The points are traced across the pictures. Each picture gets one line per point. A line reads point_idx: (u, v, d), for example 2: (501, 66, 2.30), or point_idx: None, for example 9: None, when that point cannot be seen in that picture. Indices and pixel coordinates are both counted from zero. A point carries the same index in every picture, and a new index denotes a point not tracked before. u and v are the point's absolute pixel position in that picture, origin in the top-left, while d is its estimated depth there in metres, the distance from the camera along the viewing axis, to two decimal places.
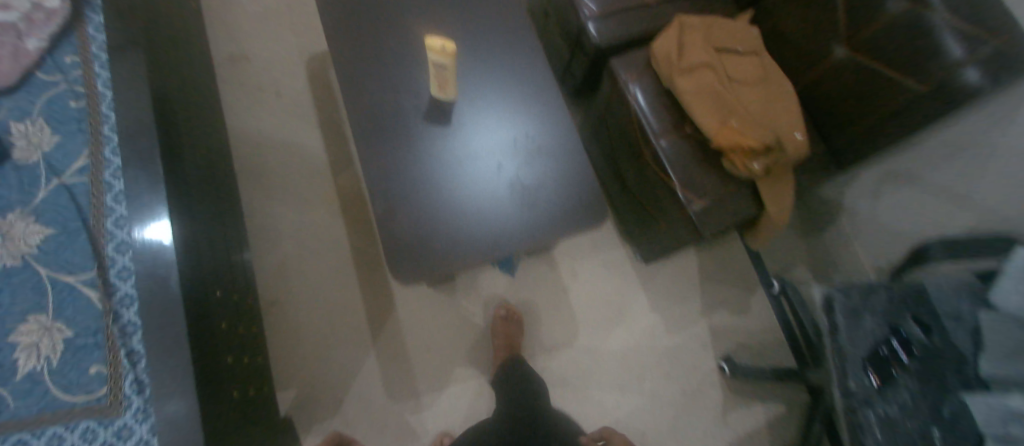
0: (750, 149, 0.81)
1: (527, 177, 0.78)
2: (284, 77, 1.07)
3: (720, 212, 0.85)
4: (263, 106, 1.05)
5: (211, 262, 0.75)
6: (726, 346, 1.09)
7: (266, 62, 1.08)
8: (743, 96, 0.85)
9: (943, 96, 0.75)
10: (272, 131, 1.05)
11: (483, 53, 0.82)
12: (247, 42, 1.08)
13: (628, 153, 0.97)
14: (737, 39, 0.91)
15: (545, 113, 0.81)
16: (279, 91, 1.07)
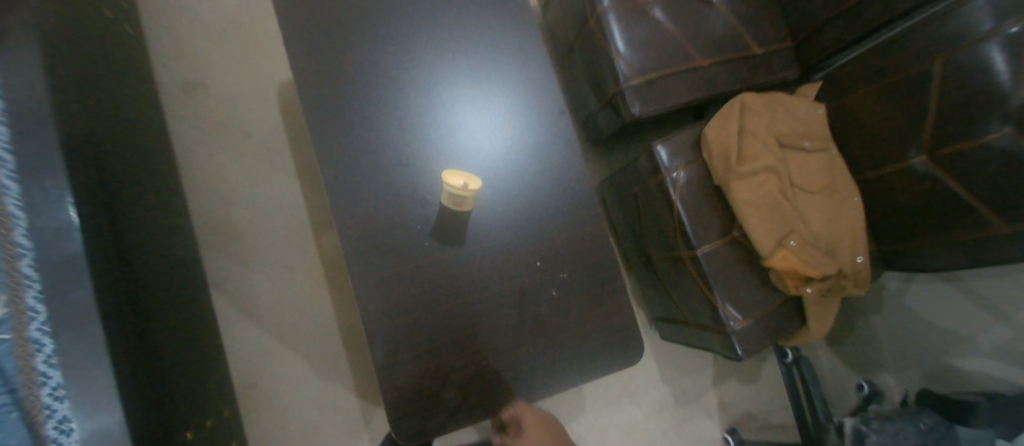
0: (806, 274, 0.71)
1: (553, 285, 0.67)
2: (252, 112, 0.93)
3: (761, 331, 0.76)
4: (228, 148, 0.92)
5: (179, 382, 0.64)
6: (736, 416, 1.04)
7: (232, 94, 0.93)
8: (805, 208, 0.75)
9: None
10: (240, 180, 0.92)
11: (506, 143, 0.68)
12: (210, 70, 0.92)
13: (658, 240, 0.85)
14: (801, 130, 0.79)
15: (574, 221, 0.69)
16: (246, 130, 0.93)
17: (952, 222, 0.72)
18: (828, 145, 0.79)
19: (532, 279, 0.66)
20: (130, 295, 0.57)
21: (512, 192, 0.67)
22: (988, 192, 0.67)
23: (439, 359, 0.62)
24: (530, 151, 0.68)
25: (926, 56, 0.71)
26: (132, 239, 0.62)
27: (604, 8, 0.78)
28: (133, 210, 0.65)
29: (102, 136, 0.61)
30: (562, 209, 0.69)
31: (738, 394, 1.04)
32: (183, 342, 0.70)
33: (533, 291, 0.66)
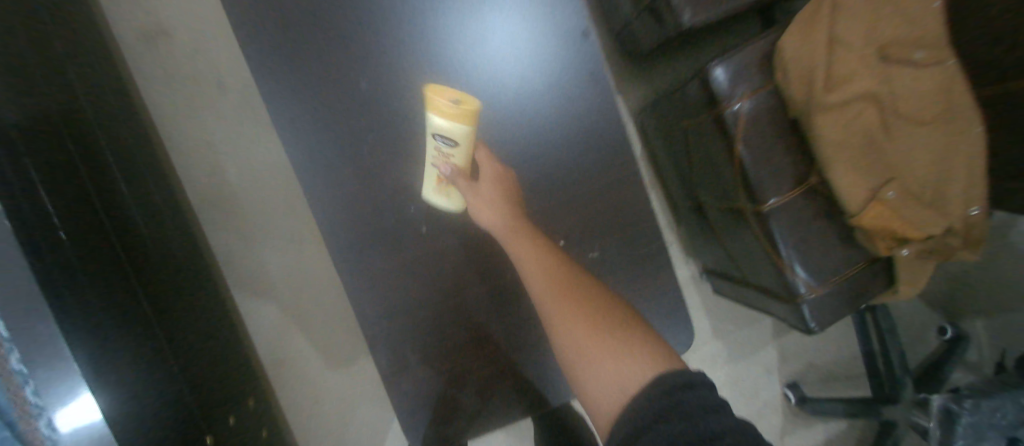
0: (903, 235, 0.57)
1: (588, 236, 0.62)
2: (228, 62, 0.82)
3: (838, 297, 0.64)
4: (208, 106, 0.82)
5: (199, 364, 0.62)
6: (796, 368, 0.94)
7: (200, 40, 0.81)
8: (909, 146, 0.57)
9: None
10: (228, 142, 0.83)
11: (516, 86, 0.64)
12: (169, 13, 0.80)
13: (714, 191, 0.70)
14: (918, 36, 0.57)
15: (597, 162, 0.66)
16: (225, 84, 0.82)
17: None
18: (946, 57, 0.58)
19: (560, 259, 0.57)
20: (132, 285, 0.52)
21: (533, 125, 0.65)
22: None
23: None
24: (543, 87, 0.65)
25: None
26: (123, 224, 0.56)
27: None
28: (119, 189, 0.59)
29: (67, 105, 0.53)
30: (584, 148, 0.66)
31: (800, 344, 0.93)
32: (195, 322, 0.66)
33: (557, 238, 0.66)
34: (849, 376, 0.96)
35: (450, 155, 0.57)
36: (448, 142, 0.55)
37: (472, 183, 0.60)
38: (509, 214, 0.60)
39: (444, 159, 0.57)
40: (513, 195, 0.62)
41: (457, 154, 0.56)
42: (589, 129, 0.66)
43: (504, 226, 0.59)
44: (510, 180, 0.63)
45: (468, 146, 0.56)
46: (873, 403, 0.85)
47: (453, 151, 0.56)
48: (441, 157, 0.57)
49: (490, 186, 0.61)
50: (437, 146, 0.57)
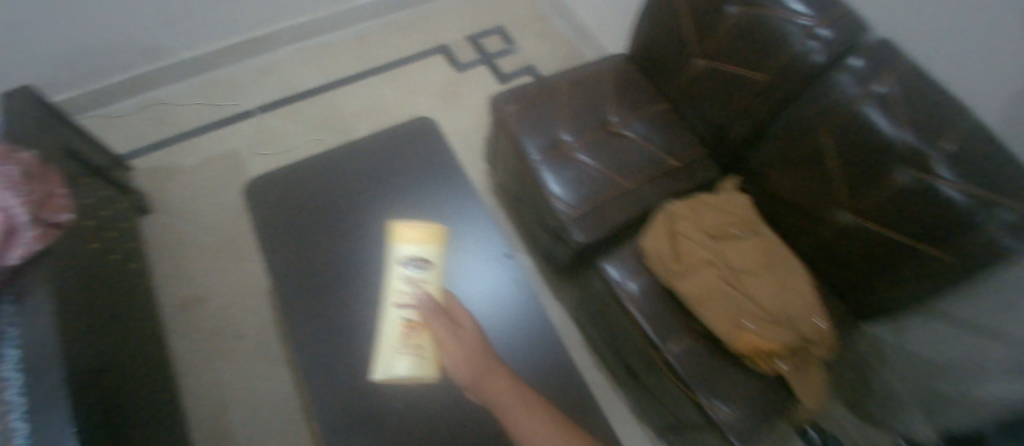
0: (771, 351, 0.76)
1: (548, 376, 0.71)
2: (243, 315, 1.04)
3: (751, 414, 0.77)
4: (221, 352, 1.00)
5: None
6: None
7: (227, 298, 1.05)
8: (753, 291, 0.79)
9: (980, 270, 0.67)
10: (231, 380, 0.97)
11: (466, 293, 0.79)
12: (208, 283, 1.06)
13: (633, 353, 0.85)
14: (731, 219, 0.85)
15: (540, 361, 0.76)
16: (238, 332, 1.02)
17: (906, 266, 0.76)
18: (756, 227, 0.85)
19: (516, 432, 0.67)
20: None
21: (501, 319, 0.79)
22: (928, 238, 0.71)
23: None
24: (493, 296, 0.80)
25: (809, 133, 0.84)
26: None
27: (534, 160, 0.86)
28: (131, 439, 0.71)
29: (109, 379, 0.71)
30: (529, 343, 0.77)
31: None
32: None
33: None
34: None
35: (422, 279, 0.68)
36: (421, 263, 0.69)
37: (456, 329, 0.64)
38: (482, 368, 0.63)
39: (411, 292, 0.68)
40: (484, 354, 0.64)
41: (428, 278, 0.69)
42: (531, 334, 0.78)
43: (477, 378, 0.62)
44: (483, 344, 0.66)
45: (434, 264, 0.70)
46: None
47: (424, 275, 0.69)
48: (415, 285, 0.68)
49: (472, 340, 0.64)
50: (408, 276, 0.68)
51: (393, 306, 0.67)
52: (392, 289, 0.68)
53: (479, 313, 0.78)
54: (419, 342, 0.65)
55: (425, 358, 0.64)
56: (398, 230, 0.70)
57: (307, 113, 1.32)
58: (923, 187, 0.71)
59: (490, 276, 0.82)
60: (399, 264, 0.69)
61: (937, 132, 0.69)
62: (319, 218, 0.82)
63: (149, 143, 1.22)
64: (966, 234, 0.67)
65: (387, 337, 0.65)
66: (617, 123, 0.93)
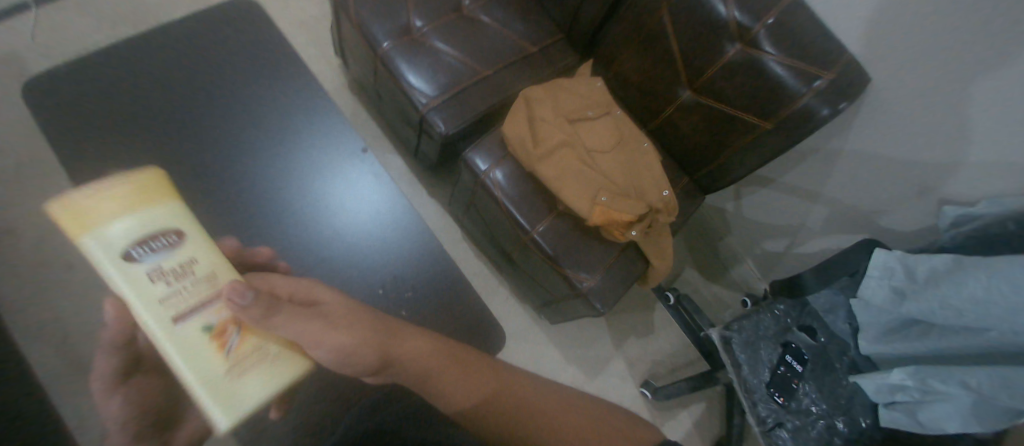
0: (625, 221, 0.81)
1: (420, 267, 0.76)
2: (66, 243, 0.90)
3: (611, 279, 0.85)
4: (47, 287, 0.87)
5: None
6: (646, 368, 1.06)
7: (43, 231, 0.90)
8: (605, 168, 0.84)
9: (785, 126, 0.78)
10: (67, 315, 0.87)
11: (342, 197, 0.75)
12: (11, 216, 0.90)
13: (506, 240, 0.89)
14: (587, 103, 0.88)
15: (412, 254, 0.76)
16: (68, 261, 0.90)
17: (733, 135, 0.86)
18: (611, 109, 0.90)
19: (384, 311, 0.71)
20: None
21: (376, 233, 0.76)
22: (751, 106, 0.81)
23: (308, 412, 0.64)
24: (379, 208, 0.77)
25: (656, 10, 0.85)
26: None
27: (384, 48, 0.80)
28: None
29: None
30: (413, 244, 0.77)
31: (641, 346, 1.07)
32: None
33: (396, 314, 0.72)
34: (694, 360, 1.09)
35: (182, 264, 0.38)
36: (163, 242, 0.38)
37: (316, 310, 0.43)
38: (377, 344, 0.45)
39: (181, 286, 0.38)
40: (368, 320, 0.47)
41: (191, 261, 0.39)
42: (414, 236, 0.78)
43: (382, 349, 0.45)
44: (365, 313, 0.47)
45: (193, 235, 0.40)
46: (708, 372, 0.98)
47: (177, 258, 0.38)
48: (176, 279, 0.38)
49: (342, 311, 0.45)
50: (150, 272, 0.37)
51: (159, 322, 0.36)
52: (141, 303, 0.36)
53: (367, 225, 0.76)
54: (250, 345, 0.38)
55: (278, 366, 0.39)
56: (69, 219, 0.35)
57: (100, 7, 1.07)
58: (750, 60, 0.78)
59: (362, 187, 0.77)
60: (123, 262, 0.36)
61: (761, 7, 0.74)
62: (119, 116, 0.70)
63: None
64: (780, 101, 0.77)
65: (194, 374, 0.36)
66: (472, 8, 0.89)
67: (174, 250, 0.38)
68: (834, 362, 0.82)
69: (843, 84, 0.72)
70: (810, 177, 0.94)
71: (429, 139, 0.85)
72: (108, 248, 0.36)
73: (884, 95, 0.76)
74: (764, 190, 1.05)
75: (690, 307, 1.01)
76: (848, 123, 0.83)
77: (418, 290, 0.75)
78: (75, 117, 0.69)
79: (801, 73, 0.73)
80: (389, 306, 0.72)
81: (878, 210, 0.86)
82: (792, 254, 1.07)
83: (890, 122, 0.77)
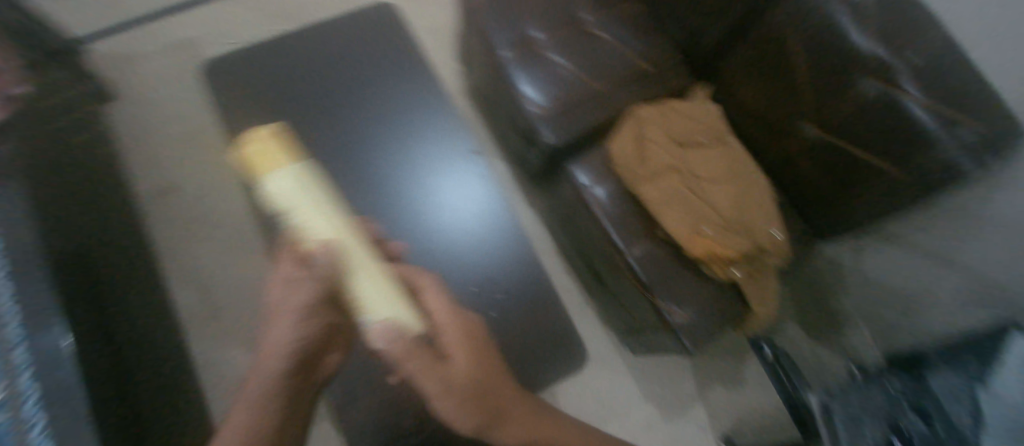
0: (728, 258, 0.77)
1: (510, 277, 0.78)
2: (220, 207, 1.05)
3: (705, 317, 0.80)
4: (201, 242, 1.02)
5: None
6: (728, 419, 0.99)
7: (204, 193, 1.06)
8: (710, 198, 0.81)
9: (923, 178, 0.69)
10: (214, 269, 1.01)
11: (452, 198, 0.80)
12: (183, 172, 1.07)
13: (599, 258, 0.88)
14: (700, 128, 0.85)
15: (506, 262, 0.79)
16: (219, 223, 1.04)
17: (862, 180, 0.78)
18: (726, 137, 0.86)
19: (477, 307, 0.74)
20: (110, 383, 0.69)
21: (477, 232, 0.79)
22: (884, 149, 0.73)
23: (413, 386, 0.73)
24: (483, 212, 0.80)
25: (786, 36, 0.81)
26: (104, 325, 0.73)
27: (502, 58, 0.84)
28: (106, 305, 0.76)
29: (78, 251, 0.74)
30: (510, 251, 0.79)
31: (725, 396, 1.00)
32: (167, 420, 0.78)
33: (495, 310, 0.76)
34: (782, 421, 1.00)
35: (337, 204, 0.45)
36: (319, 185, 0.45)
37: (445, 368, 0.48)
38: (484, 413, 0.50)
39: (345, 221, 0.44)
40: (485, 390, 0.50)
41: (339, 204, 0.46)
42: (511, 244, 0.80)
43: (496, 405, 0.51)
44: (485, 379, 0.50)
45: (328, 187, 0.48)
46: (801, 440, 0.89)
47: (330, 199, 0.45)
48: (348, 217, 0.45)
49: (468, 375, 0.49)
50: (334, 206, 0.44)
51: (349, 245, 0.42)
52: (329, 227, 0.42)
53: (473, 226, 0.79)
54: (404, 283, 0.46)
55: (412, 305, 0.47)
56: (261, 157, 0.42)
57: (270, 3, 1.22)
58: (885, 98, 0.70)
59: (468, 187, 0.81)
60: (315, 195, 0.42)
61: (902, 42, 0.66)
62: (278, 96, 0.81)
63: (103, 24, 1.14)
64: (919, 150, 0.67)
65: (376, 291, 0.41)
66: (592, 23, 0.90)
67: (338, 198, 0.45)
68: None
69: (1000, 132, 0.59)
70: (948, 239, 0.81)
71: (535, 149, 0.87)
72: (293, 185, 0.42)
73: None
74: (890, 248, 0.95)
75: (789, 365, 0.91)
76: None
77: (507, 293, 0.77)
78: (251, 99, 0.80)
79: (946, 118, 0.63)
80: (483, 302, 0.75)
81: None
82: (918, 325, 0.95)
83: None
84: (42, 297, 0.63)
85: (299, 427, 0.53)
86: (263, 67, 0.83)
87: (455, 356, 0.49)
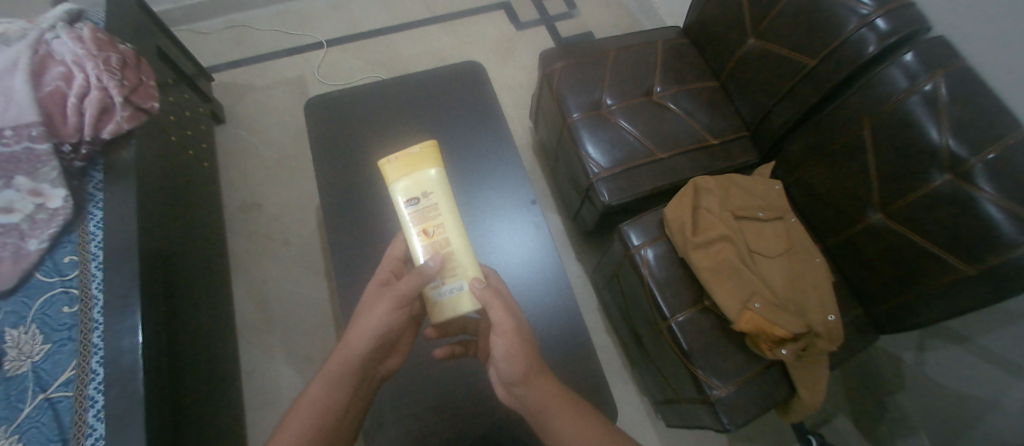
0: (776, 337, 0.75)
1: (553, 318, 0.79)
2: (292, 225, 1.14)
3: (746, 396, 0.77)
4: (271, 255, 1.10)
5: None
6: None
7: (281, 210, 1.15)
8: (765, 273, 0.81)
9: (996, 281, 0.67)
10: (277, 281, 1.08)
11: (508, 228, 0.84)
12: (266, 190, 1.17)
13: (642, 320, 0.87)
14: (758, 202, 0.86)
15: (552, 302, 0.80)
16: (288, 240, 1.12)
17: (926, 273, 0.76)
18: (784, 214, 0.86)
19: None
20: (171, 374, 0.73)
21: (526, 277, 0.81)
22: (952, 245, 0.72)
23: (447, 425, 0.73)
24: (535, 244, 0.83)
25: (856, 123, 0.83)
26: (176, 317, 0.79)
27: (573, 118, 0.91)
28: (184, 299, 0.83)
29: (171, 247, 0.83)
30: (555, 284, 0.82)
31: None
32: (204, 421, 0.81)
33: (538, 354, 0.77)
34: None
35: None
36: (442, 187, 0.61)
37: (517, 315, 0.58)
38: (528, 363, 0.56)
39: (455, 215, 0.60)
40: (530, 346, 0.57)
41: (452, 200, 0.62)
42: (558, 281, 0.82)
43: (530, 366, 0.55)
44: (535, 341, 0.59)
45: None
46: None
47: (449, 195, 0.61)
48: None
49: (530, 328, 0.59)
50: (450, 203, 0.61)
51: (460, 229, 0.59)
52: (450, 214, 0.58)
53: (525, 255, 0.83)
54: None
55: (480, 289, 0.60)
56: (424, 152, 0.59)
57: (369, 52, 1.38)
58: (960, 195, 0.70)
59: (522, 218, 0.85)
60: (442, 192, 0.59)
61: (982, 144, 0.68)
62: (371, 131, 0.90)
63: (228, 60, 1.34)
64: (989, 248, 0.67)
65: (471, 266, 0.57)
66: (661, 94, 0.97)
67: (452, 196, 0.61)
68: None
69: None
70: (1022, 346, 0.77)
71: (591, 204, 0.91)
72: (437, 179, 0.59)
73: None
74: (959, 350, 0.89)
75: None
76: None
77: (546, 342, 0.78)
78: (342, 132, 0.89)
79: None
80: None
81: None
82: None
83: None
84: (134, 284, 0.70)
85: (346, 423, 0.56)
86: (360, 105, 0.92)
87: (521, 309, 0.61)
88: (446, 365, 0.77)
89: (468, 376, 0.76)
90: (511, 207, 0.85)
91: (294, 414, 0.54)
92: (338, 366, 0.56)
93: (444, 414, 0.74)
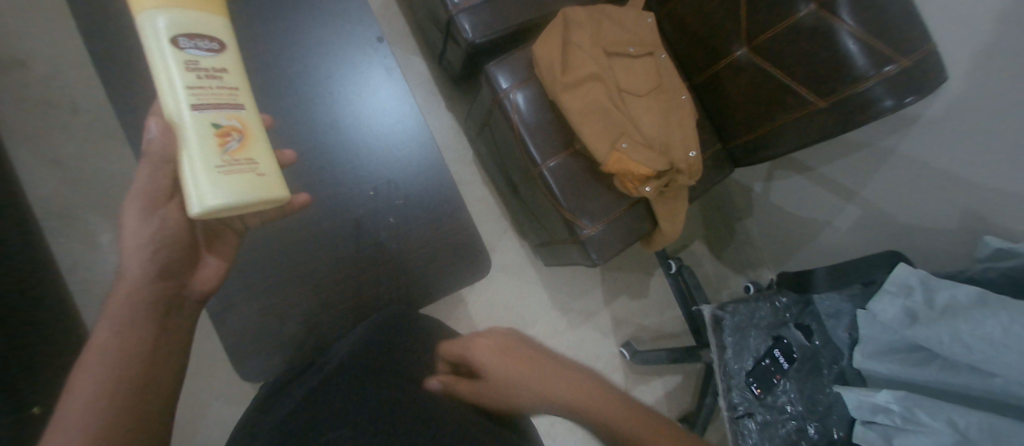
0: (641, 175, 0.75)
1: (418, 173, 0.74)
2: (74, 85, 0.86)
3: (613, 234, 0.81)
4: (58, 127, 0.85)
5: (63, 361, 0.67)
6: (628, 331, 1.07)
7: (44, 67, 0.85)
8: (635, 112, 0.78)
9: (837, 109, 0.71)
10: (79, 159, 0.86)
11: (352, 79, 0.71)
12: (22, 41, 0.83)
13: (517, 171, 0.84)
14: (629, 38, 0.80)
15: (414, 159, 0.74)
16: (77, 106, 0.86)
17: (780, 106, 0.78)
18: (655, 50, 0.82)
19: (376, 206, 0.72)
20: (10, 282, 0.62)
21: (382, 137, 0.72)
22: (805, 75, 0.73)
23: (303, 286, 0.68)
24: (388, 99, 0.73)
25: None
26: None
27: None
28: None
29: None
30: (415, 142, 0.74)
31: (629, 308, 1.08)
32: (60, 323, 0.71)
33: (405, 211, 0.73)
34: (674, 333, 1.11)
35: (214, 68, 0.42)
36: (205, 44, 0.42)
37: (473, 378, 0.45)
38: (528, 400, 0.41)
39: (207, 83, 0.42)
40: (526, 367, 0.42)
41: (223, 65, 0.43)
42: (419, 137, 0.74)
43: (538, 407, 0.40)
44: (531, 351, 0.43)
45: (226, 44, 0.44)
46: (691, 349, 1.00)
47: (216, 61, 0.43)
48: (207, 77, 0.42)
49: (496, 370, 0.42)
50: (187, 61, 0.41)
51: (183, 106, 0.40)
52: (171, 80, 0.40)
53: (377, 113, 0.72)
54: (246, 154, 0.43)
55: (259, 188, 0.43)
56: None
57: None
58: (820, 26, 0.68)
59: (367, 71, 0.72)
60: (157, 47, 0.39)
61: None
62: None
63: None
64: (840, 80, 0.68)
65: (195, 159, 0.40)
66: None
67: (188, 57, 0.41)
68: (825, 366, 0.85)
69: (913, 75, 0.63)
70: (852, 171, 0.87)
71: (455, 46, 0.80)
72: (161, 25, 0.40)
73: (954, 104, 0.68)
74: (797, 176, 0.99)
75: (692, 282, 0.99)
76: (913, 117, 0.75)
77: (411, 201, 0.73)
78: None
79: (874, 51, 0.64)
80: (384, 201, 0.72)
81: (911, 224, 0.81)
82: (812, 246, 1.03)
83: (956, 133, 0.69)
84: None
85: (165, 367, 0.42)
86: None
87: (487, 377, 0.43)
88: (292, 228, 0.68)
89: (319, 239, 0.69)
90: (353, 61, 0.71)
91: (77, 385, 0.37)
92: (121, 304, 0.42)
93: (298, 275, 0.68)
